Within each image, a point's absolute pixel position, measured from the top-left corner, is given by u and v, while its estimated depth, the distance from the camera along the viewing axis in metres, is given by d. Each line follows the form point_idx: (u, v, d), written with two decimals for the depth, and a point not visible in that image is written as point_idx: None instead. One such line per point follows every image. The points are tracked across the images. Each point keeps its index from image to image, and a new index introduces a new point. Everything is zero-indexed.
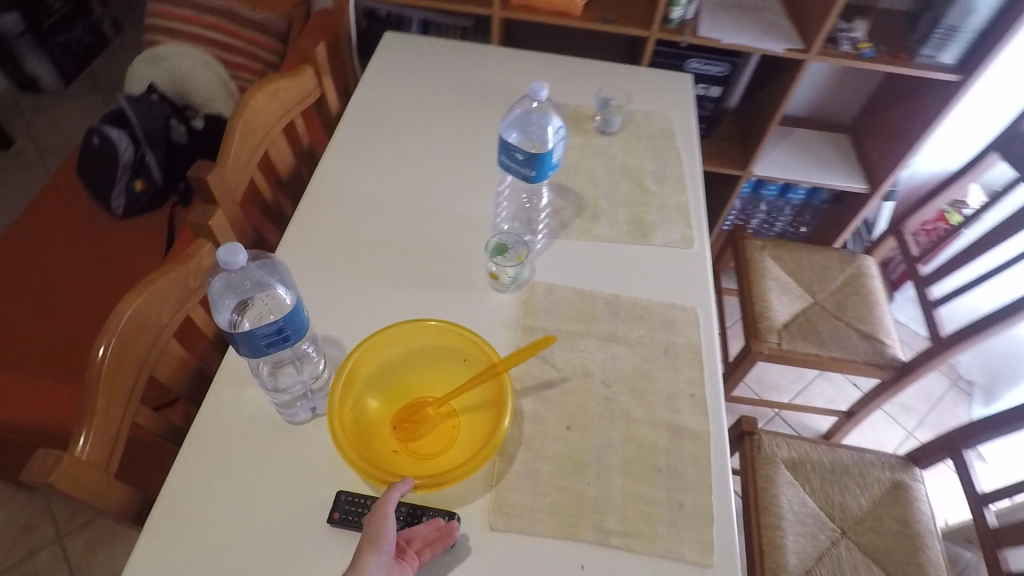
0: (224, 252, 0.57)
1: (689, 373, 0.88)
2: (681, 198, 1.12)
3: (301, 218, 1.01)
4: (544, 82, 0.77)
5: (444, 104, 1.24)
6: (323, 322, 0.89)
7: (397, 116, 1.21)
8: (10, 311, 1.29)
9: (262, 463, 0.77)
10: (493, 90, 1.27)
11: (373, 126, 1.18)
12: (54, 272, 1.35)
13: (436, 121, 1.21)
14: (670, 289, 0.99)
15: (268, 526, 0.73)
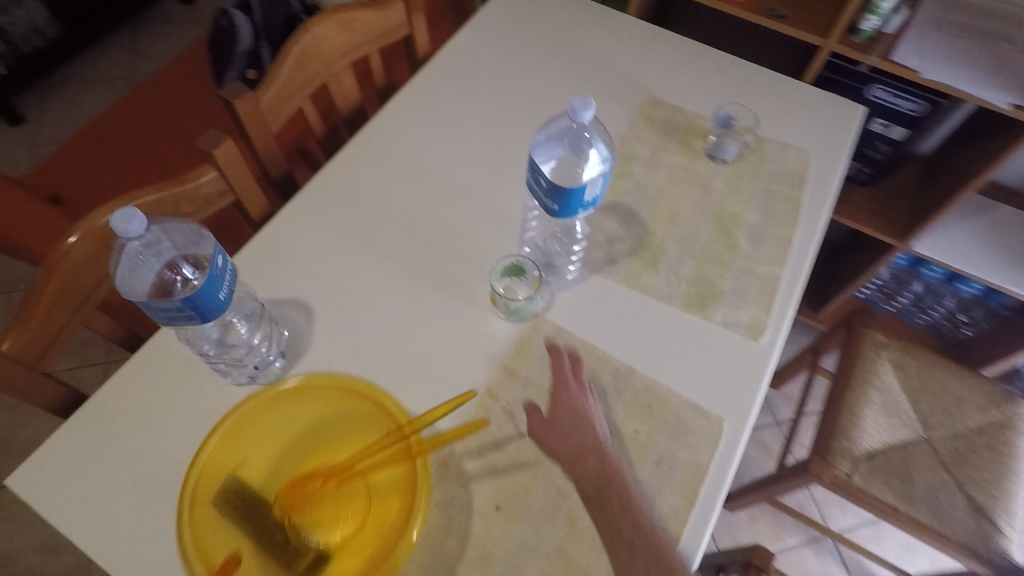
0: (119, 217, 0.51)
1: (671, 500, 0.71)
2: (773, 270, 0.88)
3: (338, 169, 0.94)
4: (592, 99, 0.62)
5: (543, 72, 1.07)
6: (308, 290, 0.83)
7: (486, 73, 1.06)
8: (99, 151, 1.37)
9: (180, 414, 0.74)
10: (606, 70, 1.07)
11: (455, 78, 1.05)
12: (151, 132, 1.41)
13: (525, 90, 1.04)
14: (702, 383, 0.79)
15: (156, 483, 0.70)
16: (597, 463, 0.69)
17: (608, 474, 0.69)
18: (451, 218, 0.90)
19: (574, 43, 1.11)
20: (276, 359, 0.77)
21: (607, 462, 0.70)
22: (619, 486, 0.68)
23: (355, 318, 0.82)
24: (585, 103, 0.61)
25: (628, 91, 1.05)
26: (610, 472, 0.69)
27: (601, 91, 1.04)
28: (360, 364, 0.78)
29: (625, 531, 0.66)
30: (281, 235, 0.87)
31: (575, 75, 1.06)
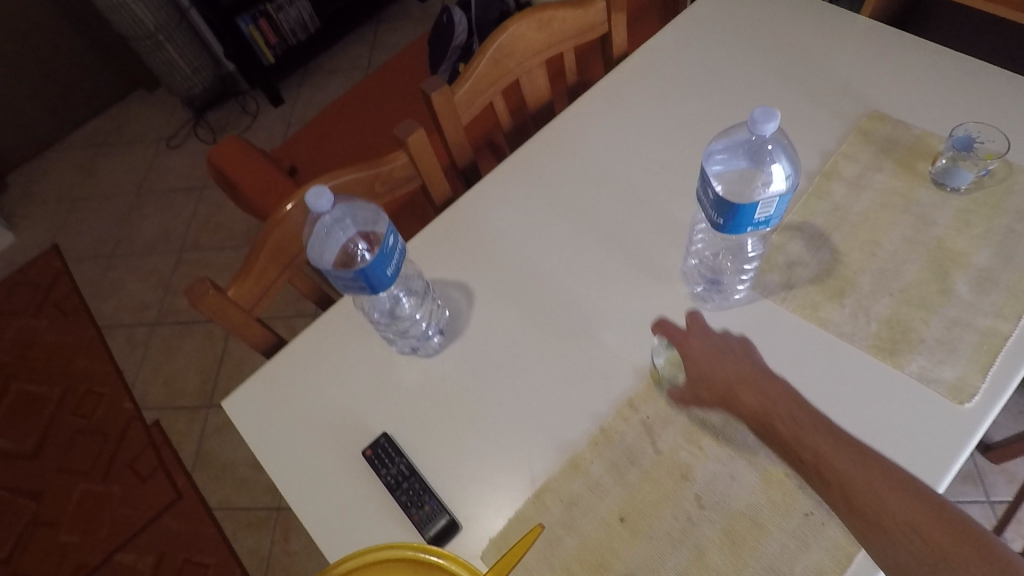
0: (311, 193, 0.64)
1: (817, 561, 0.63)
2: (999, 325, 0.72)
3: (515, 161, 0.98)
4: (777, 109, 0.58)
5: (742, 73, 0.99)
6: (474, 274, 0.88)
7: (677, 72, 1.01)
8: (325, 124, 1.60)
9: (352, 367, 0.83)
10: (816, 75, 0.97)
11: (643, 77, 1.02)
12: (367, 109, 1.60)
13: (719, 92, 0.98)
14: (878, 441, 0.69)
15: (325, 422, 0.80)
16: (758, 394, 0.62)
17: (778, 402, 0.61)
18: (619, 221, 0.89)
19: (785, 43, 1.01)
20: (437, 335, 0.84)
21: (780, 391, 0.61)
22: (799, 415, 0.60)
23: (511, 307, 0.85)
24: (768, 111, 0.57)
25: (839, 99, 0.94)
26: (771, 396, 0.61)
27: (809, 98, 0.94)
28: (510, 352, 0.82)
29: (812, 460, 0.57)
30: (456, 221, 0.93)
31: (780, 80, 0.97)
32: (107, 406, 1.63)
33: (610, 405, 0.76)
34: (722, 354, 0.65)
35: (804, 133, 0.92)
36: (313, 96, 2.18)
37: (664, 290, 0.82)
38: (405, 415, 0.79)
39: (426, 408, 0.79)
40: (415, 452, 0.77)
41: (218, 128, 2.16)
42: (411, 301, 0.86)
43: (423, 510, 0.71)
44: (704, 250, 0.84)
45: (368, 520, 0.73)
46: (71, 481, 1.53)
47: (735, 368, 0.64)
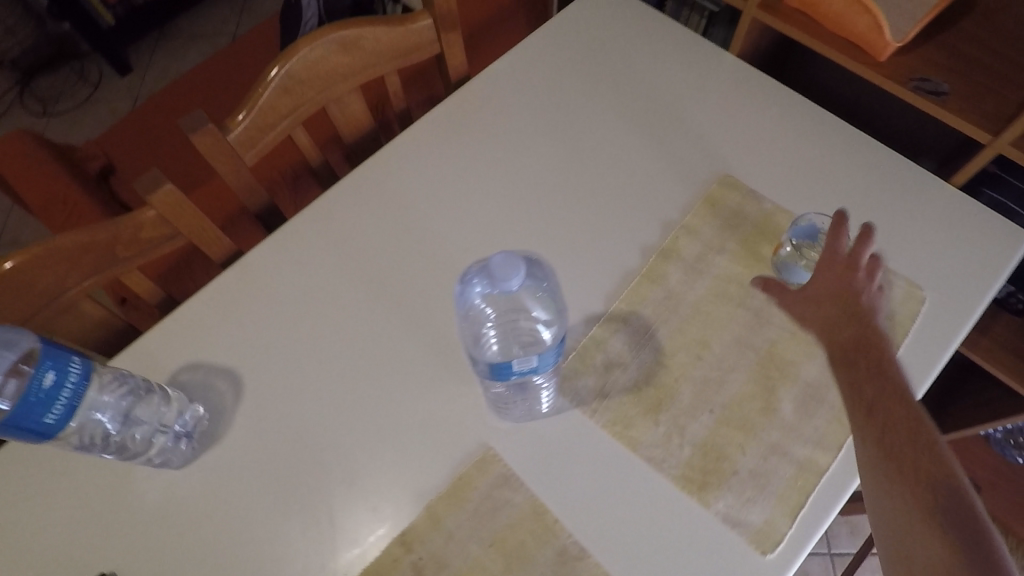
0: None
1: None
2: (818, 457, 0.64)
3: (314, 208, 0.82)
4: (517, 259, 0.53)
5: (590, 117, 0.85)
6: (245, 359, 0.73)
7: (517, 109, 0.87)
8: (149, 112, 1.34)
9: (72, 483, 0.67)
10: (670, 125, 0.84)
11: (478, 112, 0.87)
12: (201, 97, 1.35)
13: (560, 140, 0.84)
14: None
15: (29, 557, 0.64)
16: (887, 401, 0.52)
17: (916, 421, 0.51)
18: (425, 298, 0.75)
19: (643, 82, 0.87)
20: (181, 441, 0.67)
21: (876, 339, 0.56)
22: (927, 444, 0.50)
23: (281, 406, 0.71)
24: (509, 254, 0.53)
25: (690, 157, 0.82)
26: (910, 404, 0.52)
27: (657, 156, 0.82)
28: (272, 465, 0.68)
29: (884, 423, 0.51)
30: (236, 287, 0.77)
31: (630, 130, 0.84)
32: None
33: (384, 540, 0.65)
34: (836, 351, 0.58)
35: (649, 199, 0.80)
36: (169, 65, 1.89)
37: (464, 392, 0.70)
38: (133, 548, 0.64)
39: (161, 540, 0.65)
40: None
41: (50, 97, 1.84)
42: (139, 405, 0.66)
43: None
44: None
45: None
46: None
47: (870, 345, 0.56)
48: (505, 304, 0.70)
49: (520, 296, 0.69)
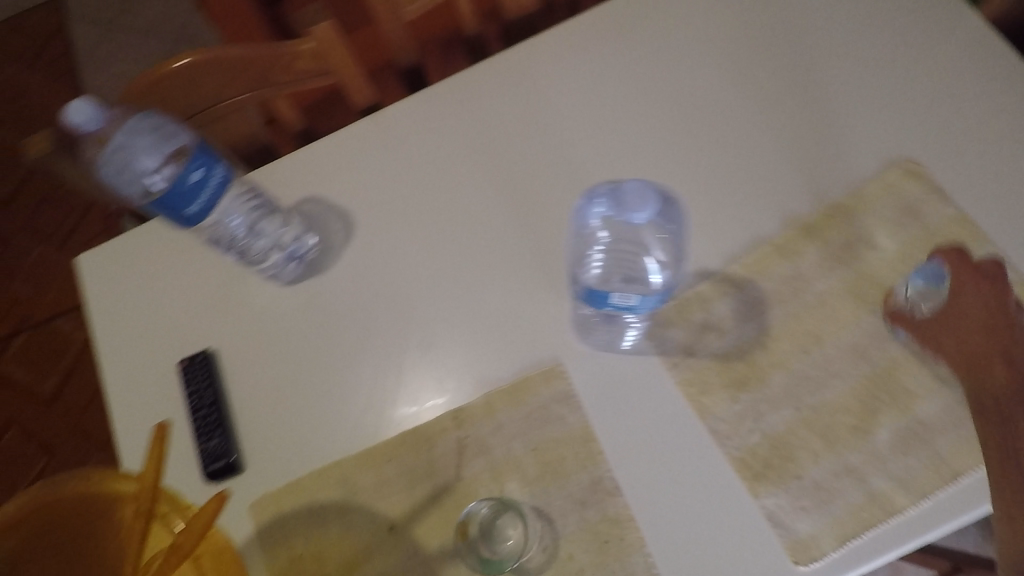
0: (75, 108, 0.50)
1: None
2: (896, 496, 0.58)
3: (462, 81, 0.81)
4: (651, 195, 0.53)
5: (773, 63, 0.77)
6: (362, 205, 0.76)
7: (697, 35, 0.79)
8: None
9: (201, 267, 0.75)
10: (862, 96, 0.74)
11: (655, 26, 0.81)
12: None
13: (733, 79, 0.76)
14: (683, 560, 0.60)
15: (157, 317, 0.74)
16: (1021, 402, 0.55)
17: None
18: (540, 201, 0.74)
19: (846, 41, 0.77)
20: (293, 264, 0.73)
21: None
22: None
23: (381, 258, 0.74)
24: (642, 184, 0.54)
25: (871, 137, 0.72)
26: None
27: (834, 125, 0.73)
28: (360, 309, 0.72)
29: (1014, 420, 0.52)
30: (372, 135, 0.79)
31: (814, 88, 0.75)
32: None
33: (438, 408, 0.69)
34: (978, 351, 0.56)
35: (808, 168, 0.72)
36: None
37: (550, 303, 0.70)
38: (234, 339, 0.73)
39: (257, 337, 0.72)
40: (229, 380, 0.72)
41: None
42: (267, 218, 0.71)
43: (208, 445, 0.69)
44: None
45: (162, 437, 0.71)
46: (29, 241, 1.51)
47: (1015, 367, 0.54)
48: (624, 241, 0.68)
49: (643, 232, 0.68)
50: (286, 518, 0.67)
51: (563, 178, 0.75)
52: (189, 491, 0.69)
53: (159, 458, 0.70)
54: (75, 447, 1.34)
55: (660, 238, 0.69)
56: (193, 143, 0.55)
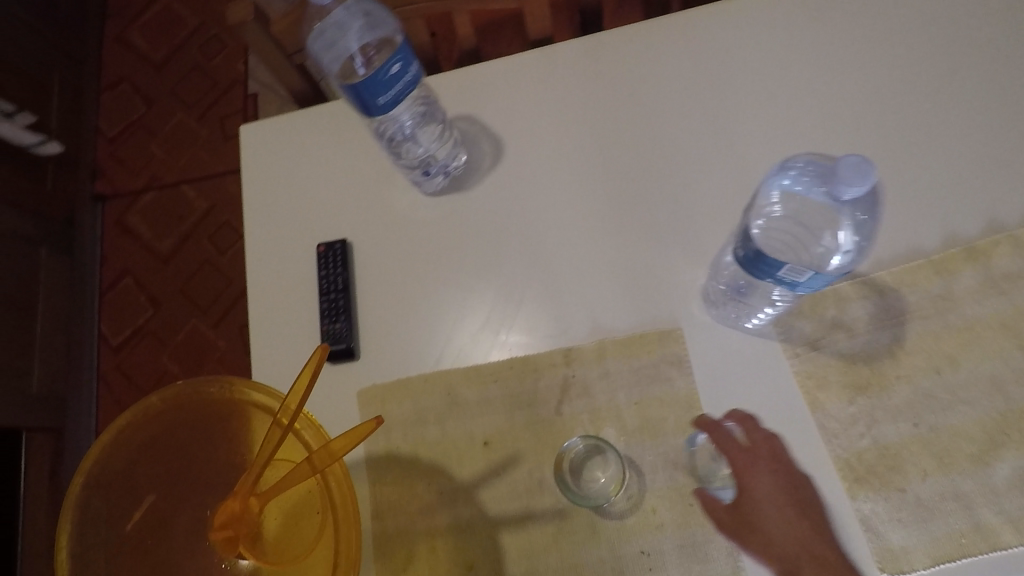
0: None
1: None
2: (1000, 530, 0.58)
3: (634, 30, 0.80)
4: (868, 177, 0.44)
5: (965, 77, 0.73)
6: (514, 135, 0.78)
7: (887, 33, 0.76)
8: None
9: (352, 161, 0.79)
10: None
11: (846, 14, 0.78)
12: None
13: (916, 86, 0.74)
14: None
15: (305, 200, 0.79)
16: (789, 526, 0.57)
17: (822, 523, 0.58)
18: (691, 167, 0.74)
19: None
20: (441, 175, 0.75)
21: None
22: None
23: (523, 189, 0.76)
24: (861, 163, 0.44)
25: None
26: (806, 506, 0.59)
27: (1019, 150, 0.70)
28: (494, 234, 0.75)
29: None
30: (536, 68, 0.80)
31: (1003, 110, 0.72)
32: (226, 54, 1.67)
33: (550, 344, 0.71)
34: None
35: (981, 189, 0.69)
36: None
37: (682, 268, 0.71)
38: (371, 235, 0.76)
39: (392, 241, 0.76)
40: (359, 274, 0.75)
41: None
42: (428, 132, 0.75)
43: (330, 328, 0.73)
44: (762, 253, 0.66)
45: (291, 310, 0.76)
46: (172, 108, 1.66)
47: None
48: (810, 211, 0.58)
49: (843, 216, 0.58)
50: (390, 413, 0.71)
51: (719, 149, 0.74)
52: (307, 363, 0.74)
53: (286, 328, 0.75)
54: (183, 308, 1.56)
55: (857, 219, 0.59)
56: (399, 41, 0.56)
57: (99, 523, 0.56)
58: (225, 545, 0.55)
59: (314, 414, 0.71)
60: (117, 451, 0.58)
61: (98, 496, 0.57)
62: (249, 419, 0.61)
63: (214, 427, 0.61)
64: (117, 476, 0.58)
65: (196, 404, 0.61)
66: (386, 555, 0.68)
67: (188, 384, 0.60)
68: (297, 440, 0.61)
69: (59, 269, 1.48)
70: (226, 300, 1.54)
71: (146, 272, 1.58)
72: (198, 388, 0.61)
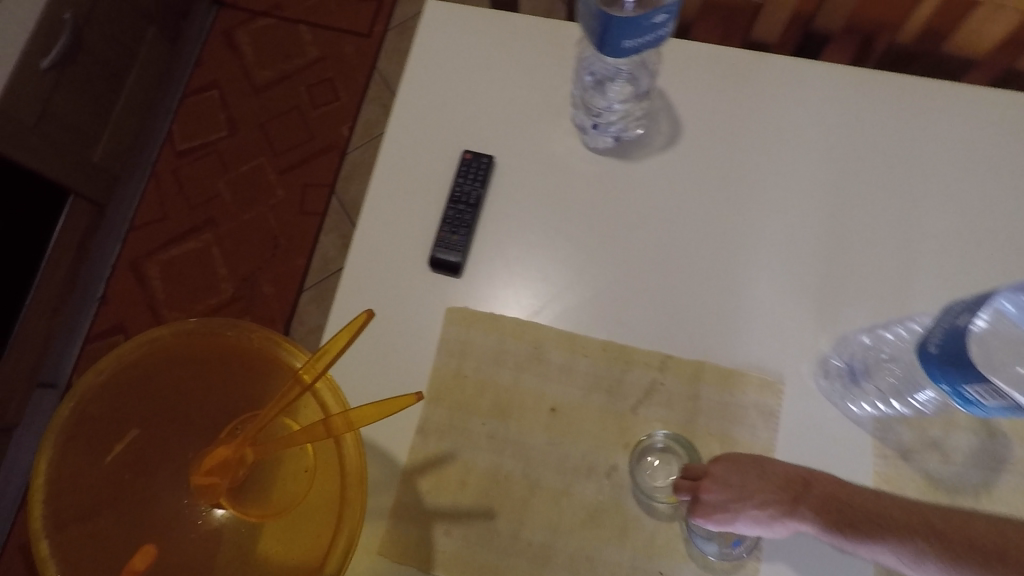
0: None
1: None
2: None
3: (851, 73, 0.76)
4: None
5: None
6: (698, 123, 0.75)
7: None
8: None
9: (525, 84, 0.76)
10: None
11: None
12: None
13: None
14: None
15: (466, 100, 0.76)
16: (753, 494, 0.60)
17: (799, 483, 0.59)
18: (853, 234, 0.71)
19: None
20: (609, 137, 0.74)
21: None
22: None
23: (681, 184, 0.73)
24: None
25: None
26: (761, 469, 0.61)
27: None
28: (637, 219, 0.72)
29: None
30: (737, 67, 0.77)
31: None
32: None
33: (648, 343, 0.69)
34: None
35: None
36: None
37: (810, 329, 0.69)
38: (519, 163, 0.74)
39: (537, 177, 0.73)
40: (495, 194, 0.73)
41: None
42: (625, 89, 0.73)
43: (449, 235, 0.70)
44: (905, 347, 0.67)
45: (408, 200, 0.73)
46: None
47: None
48: (1008, 339, 0.58)
49: None
50: (472, 340, 0.69)
51: (888, 226, 0.72)
52: (408, 256, 0.71)
53: (402, 214, 0.73)
54: (255, 143, 1.56)
55: None
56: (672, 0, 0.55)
57: (81, 450, 0.57)
58: (207, 488, 0.59)
59: (399, 308, 0.70)
60: (120, 383, 0.60)
61: (90, 423, 0.58)
62: (263, 372, 0.64)
63: (219, 373, 0.63)
64: (105, 409, 0.59)
65: (210, 346, 0.63)
66: (414, 473, 0.67)
67: (202, 325, 0.62)
68: (316, 399, 0.62)
69: (156, 54, 1.48)
70: (302, 152, 1.55)
71: (236, 94, 1.59)
72: (215, 333, 0.62)
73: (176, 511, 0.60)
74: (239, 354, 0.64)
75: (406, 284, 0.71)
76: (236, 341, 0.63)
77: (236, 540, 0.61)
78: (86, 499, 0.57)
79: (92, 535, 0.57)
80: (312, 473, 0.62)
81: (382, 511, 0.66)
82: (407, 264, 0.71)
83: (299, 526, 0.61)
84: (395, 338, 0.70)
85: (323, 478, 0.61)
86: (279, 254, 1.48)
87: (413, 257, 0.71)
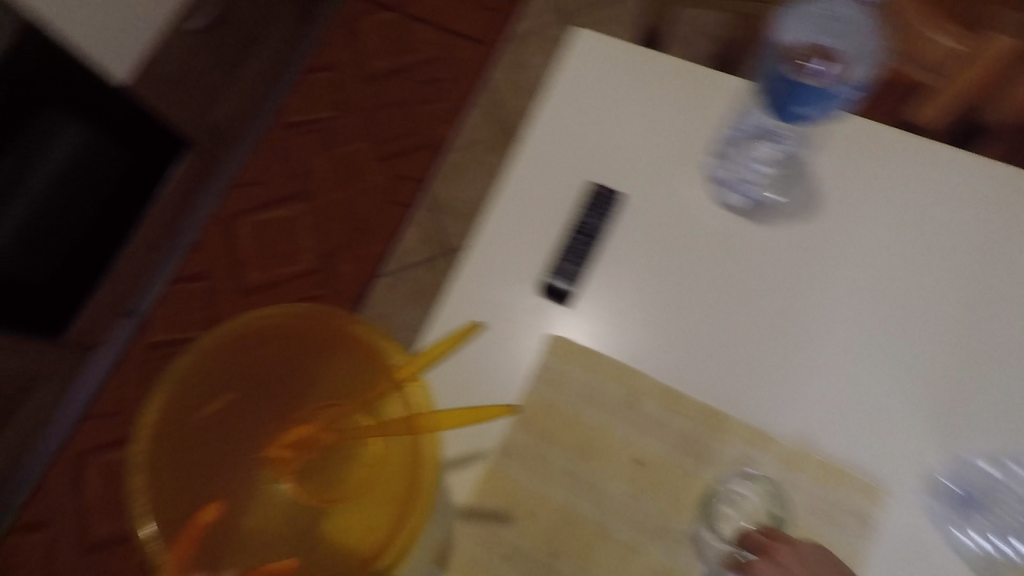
0: None
1: None
2: None
3: (1008, 179, 0.72)
4: None
5: None
6: (840, 201, 0.72)
7: None
8: None
9: (664, 128, 0.75)
10: None
11: None
12: None
13: None
14: None
15: (601, 133, 0.75)
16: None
17: None
18: (986, 350, 0.67)
19: None
20: (743, 198, 0.72)
21: None
22: None
23: (810, 260, 0.70)
24: None
25: None
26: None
27: None
28: (760, 287, 0.70)
29: None
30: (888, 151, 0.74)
31: None
32: None
33: (744, 415, 0.67)
34: None
35: None
36: None
37: (925, 442, 0.65)
38: (647, 207, 0.73)
39: (662, 224, 0.72)
40: (618, 233, 0.72)
41: None
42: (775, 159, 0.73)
43: (568, 265, 0.70)
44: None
45: (525, 220, 0.73)
46: None
47: None
48: None
49: None
50: (568, 376, 0.68)
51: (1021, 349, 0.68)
52: (516, 276, 0.71)
53: (518, 233, 0.73)
54: (360, 127, 1.60)
55: None
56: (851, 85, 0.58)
57: (180, 405, 0.58)
58: (277, 460, 0.62)
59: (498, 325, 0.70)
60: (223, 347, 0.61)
61: (190, 380, 0.59)
62: (356, 362, 0.64)
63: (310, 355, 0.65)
64: (211, 370, 0.61)
65: (311, 327, 0.63)
66: (483, 495, 0.66)
67: (312, 306, 0.62)
68: (403, 399, 0.61)
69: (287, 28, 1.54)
70: (403, 144, 1.59)
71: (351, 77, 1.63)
72: (321, 316, 0.62)
73: (245, 477, 0.63)
74: (336, 340, 0.64)
75: (509, 303, 0.71)
76: (337, 327, 0.63)
77: (294, 516, 0.62)
78: (173, 453, 0.58)
79: (171, 489, 0.58)
80: (377, 467, 0.63)
81: (444, 527, 0.65)
82: (514, 283, 0.71)
83: (354, 517, 0.61)
84: (488, 355, 0.69)
85: (392, 477, 0.61)
86: (362, 238, 1.52)
87: (521, 277, 0.71)
